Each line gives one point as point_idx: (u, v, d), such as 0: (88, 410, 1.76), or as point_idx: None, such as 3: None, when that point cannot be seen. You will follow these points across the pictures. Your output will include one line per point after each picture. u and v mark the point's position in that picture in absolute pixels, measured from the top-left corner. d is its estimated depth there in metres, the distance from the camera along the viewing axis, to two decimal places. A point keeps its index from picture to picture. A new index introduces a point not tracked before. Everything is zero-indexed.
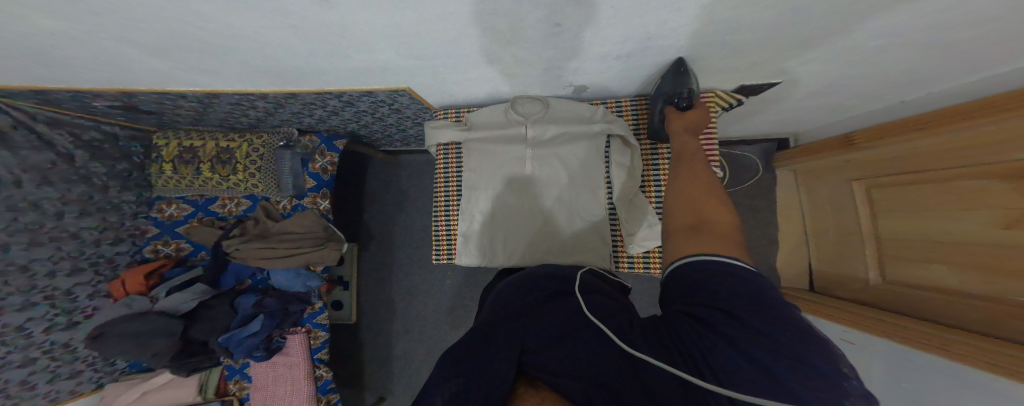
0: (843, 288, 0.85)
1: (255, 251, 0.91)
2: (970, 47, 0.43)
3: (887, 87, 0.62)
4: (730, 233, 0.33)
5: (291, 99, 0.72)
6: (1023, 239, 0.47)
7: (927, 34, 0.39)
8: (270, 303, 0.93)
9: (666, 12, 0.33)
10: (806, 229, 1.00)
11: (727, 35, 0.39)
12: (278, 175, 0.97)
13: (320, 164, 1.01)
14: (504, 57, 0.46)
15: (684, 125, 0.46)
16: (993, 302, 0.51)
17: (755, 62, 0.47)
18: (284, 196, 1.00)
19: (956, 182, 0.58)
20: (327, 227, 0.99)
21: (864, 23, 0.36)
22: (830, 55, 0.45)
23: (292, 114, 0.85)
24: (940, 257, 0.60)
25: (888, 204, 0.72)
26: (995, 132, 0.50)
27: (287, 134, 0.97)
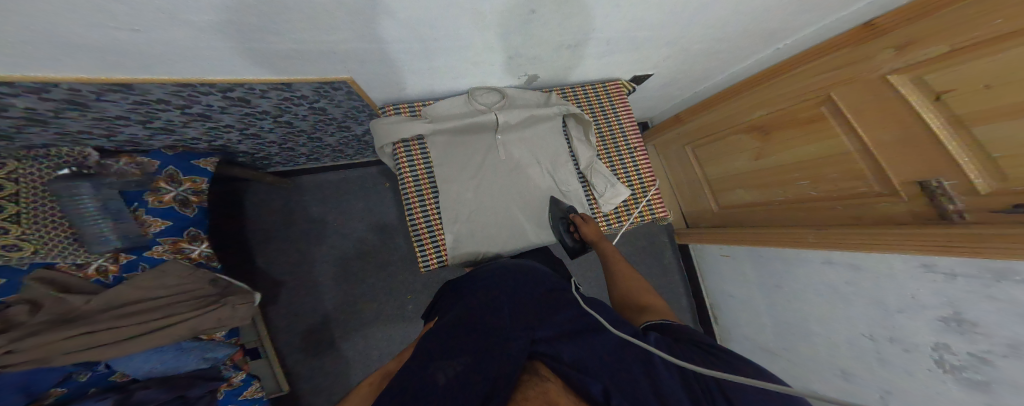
0: (700, 219, 1.26)
1: (62, 346, 0.52)
2: (747, 46, 0.72)
3: (702, 81, 0.96)
4: (666, 311, 0.47)
5: (112, 95, 0.45)
6: (770, 162, 0.83)
7: (727, 38, 0.65)
8: (155, 394, 0.62)
9: (613, 7, 0.42)
10: (666, 185, 1.36)
11: (644, 32, 0.53)
12: (77, 221, 0.59)
13: (175, 196, 0.70)
14: (473, 44, 0.46)
15: (595, 235, 0.68)
16: (765, 202, 0.90)
17: (646, 58, 0.65)
18: (93, 254, 0.60)
19: (727, 140, 0.95)
20: (215, 281, 0.72)
21: (708, 28, 0.57)
22: (684, 53, 0.68)
23: (90, 119, 0.51)
24: (735, 184, 0.99)
25: (702, 159, 1.11)
26: (741, 107, 0.87)
27: (76, 156, 0.59)
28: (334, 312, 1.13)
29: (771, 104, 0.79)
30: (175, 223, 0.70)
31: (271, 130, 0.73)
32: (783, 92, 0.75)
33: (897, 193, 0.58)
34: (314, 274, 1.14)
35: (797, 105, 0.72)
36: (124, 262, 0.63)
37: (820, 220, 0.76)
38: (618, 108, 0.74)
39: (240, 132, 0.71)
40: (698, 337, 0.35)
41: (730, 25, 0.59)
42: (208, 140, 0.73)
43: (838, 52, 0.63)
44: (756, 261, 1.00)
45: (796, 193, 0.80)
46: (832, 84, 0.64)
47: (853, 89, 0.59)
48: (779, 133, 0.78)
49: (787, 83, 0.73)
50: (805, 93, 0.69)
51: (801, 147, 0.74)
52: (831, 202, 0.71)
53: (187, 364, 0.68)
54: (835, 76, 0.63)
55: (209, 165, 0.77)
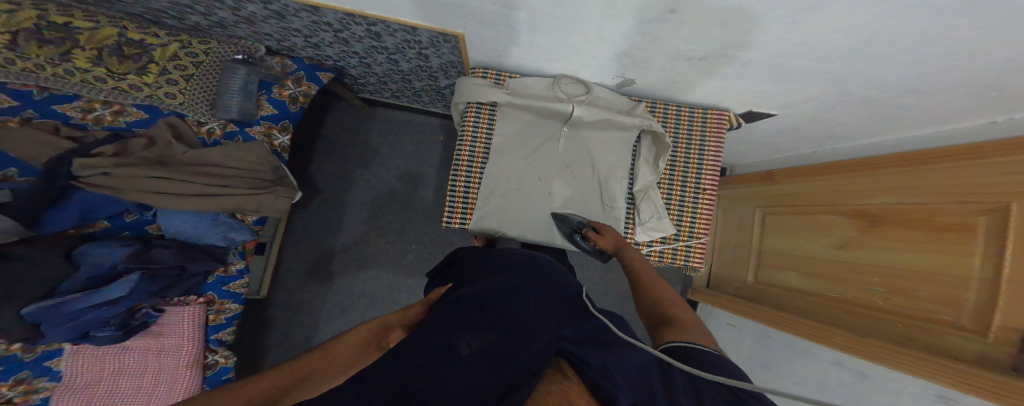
0: (727, 285, 1.16)
1: (143, 183, 0.65)
2: (888, 117, 0.62)
3: (823, 139, 0.84)
4: (699, 329, 0.40)
5: (303, 13, 0.55)
6: (852, 255, 0.73)
7: (864, 101, 0.57)
8: (165, 255, 0.72)
9: (780, 23, 0.37)
10: (713, 239, 1.26)
11: (792, 61, 0.46)
12: (220, 94, 0.73)
13: (291, 93, 0.81)
14: (588, 32, 0.45)
15: (613, 244, 0.64)
16: (816, 294, 0.81)
17: (779, 94, 0.58)
18: (214, 117, 0.73)
19: (818, 216, 0.85)
20: (275, 169, 0.80)
21: (862, 81, 0.49)
22: (825, 102, 0.59)
23: (279, 27, 0.64)
24: (794, 264, 0.89)
25: (770, 226, 1.00)
26: (858, 185, 0.76)
27: (249, 49, 0.75)
28: (352, 234, 1.23)
29: (903, 194, 0.66)
30: (280, 113, 0.82)
31: (381, 64, 0.78)
32: (907, 186, 0.65)
33: (984, 333, 0.48)
34: (350, 196, 1.24)
35: (919, 207, 0.62)
36: (228, 130, 0.76)
37: (862, 331, 0.68)
38: (709, 142, 0.69)
39: (356, 58, 0.75)
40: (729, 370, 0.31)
41: (876, 90, 0.52)
42: (334, 61, 0.80)
43: (959, 161, 0.56)
44: (759, 339, 0.94)
45: (857, 295, 0.71)
46: (966, 195, 0.54)
47: (982, 210, 0.51)
48: (884, 229, 0.68)
49: (917, 177, 0.63)
50: (935, 192, 0.60)
51: (898, 255, 0.64)
52: (896, 317, 0.62)
53: (209, 236, 0.78)
54: (976, 185, 0.53)
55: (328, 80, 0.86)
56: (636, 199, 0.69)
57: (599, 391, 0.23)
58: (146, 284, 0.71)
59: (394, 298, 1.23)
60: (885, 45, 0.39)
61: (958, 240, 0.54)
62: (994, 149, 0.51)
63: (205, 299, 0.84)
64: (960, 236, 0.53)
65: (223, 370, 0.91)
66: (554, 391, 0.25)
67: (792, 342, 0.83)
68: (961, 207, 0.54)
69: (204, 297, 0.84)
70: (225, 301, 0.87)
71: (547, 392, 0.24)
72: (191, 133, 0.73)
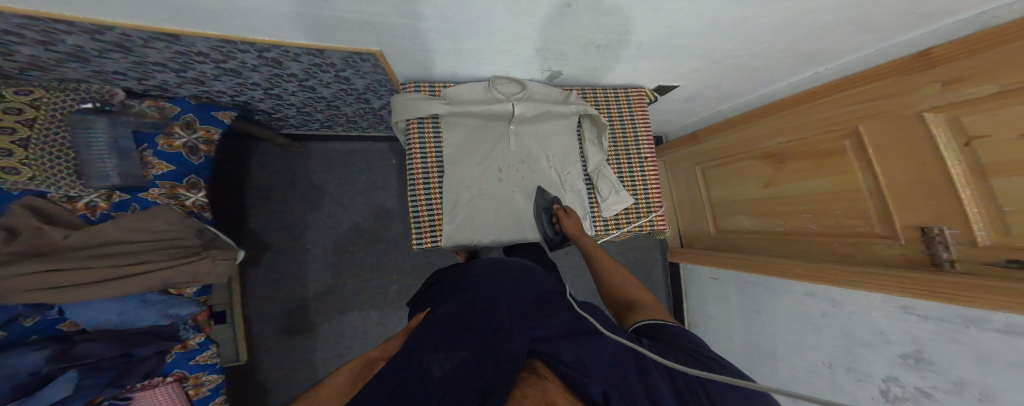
0: (695, 239, 1.26)
1: (33, 281, 0.51)
2: (775, 70, 0.72)
3: (724, 100, 0.95)
4: (655, 306, 0.47)
5: (155, 43, 0.46)
6: (779, 191, 0.82)
7: (757, 59, 0.65)
8: (99, 348, 0.61)
9: (651, 10, 0.41)
10: (669, 202, 1.36)
11: (673, 41, 0.52)
12: (83, 156, 0.60)
13: (184, 143, 0.71)
14: (504, 31, 0.46)
15: (576, 230, 0.68)
16: (764, 230, 0.90)
17: (674, 68, 0.64)
18: (87, 188, 0.61)
19: (741, 162, 0.94)
20: (200, 233, 0.73)
21: (747, 42, 0.56)
22: (714, 68, 0.66)
23: (128, 62, 0.51)
24: (740, 209, 0.98)
25: (711, 179, 1.10)
26: (762, 131, 0.84)
27: (101, 94, 0.61)
28: (319, 281, 1.14)
29: (794, 131, 0.75)
30: (179, 168, 0.71)
31: (293, 93, 0.73)
32: (794, 123, 0.75)
33: (896, 235, 0.57)
34: (305, 241, 1.15)
35: (809, 140, 0.72)
36: (115, 201, 0.64)
37: (808, 253, 0.77)
38: (636, 116, 0.75)
39: (257, 88, 0.68)
40: (687, 339, 0.34)
41: (757, 48, 0.59)
42: (229, 96, 0.72)
43: (840, 93, 0.64)
44: (742, 285, 1.02)
45: (794, 224, 0.80)
46: (844, 121, 0.64)
47: (852, 133, 0.62)
48: (793, 162, 0.77)
49: (804, 113, 0.72)
50: (820, 125, 0.69)
51: (808, 183, 0.73)
52: (829, 238, 0.71)
53: (145, 318, 0.68)
54: (851, 112, 0.62)
55: (229, 119, 0.79)
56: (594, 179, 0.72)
57: (577, 389, 0.24)
58: (90, 378, 0.62)
59: (386, 335, 1.15)
60: (742, 13, 0.45)
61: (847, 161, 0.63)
62: (866, 79, 0.60)
63: (175, 377, 0.73)
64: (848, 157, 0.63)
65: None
66: (533, 391, 0.25)
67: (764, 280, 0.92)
68: (838, 133, 0.65)
69: (172, 376, 0.73)
70: (199, 373, 0.76)
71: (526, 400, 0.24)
72: (65, 213, 0.59)
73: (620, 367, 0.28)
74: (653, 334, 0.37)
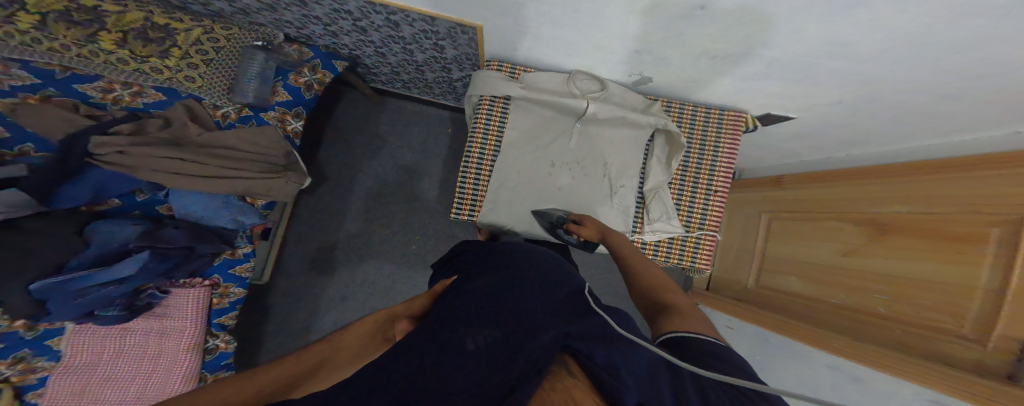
0: (728, 288, 1.17)
1: (154, 163, 0.67)
2: (909, 127, 0.62)
3: (831, 146, 0.84)
4: (693, 314, 0.40)
5: (326, 1, 0.57)
6: (855, 264, 0.73)
7: (886, 110, 0.56)
8: (175, 235, 0.73)
9: (805, 25, 0.38)
10: (718, 243, 1.26)
11: (811, 61, 0.46)
12: (238, 78, 0.78)
13: (306, 81, 0.86)
14: (616, 27, 0.45)
15: (596, 234, 0.64)
16: (818, 299, 0.81)
17: (796, 97, 0.58)
18: (230, 101, 0.77)
19: (828, 224, 0.83)
20: (287, 155, 0.83)
21: (890, 85, 0.48)
22: (842, 106, 0.59)
23: (298, 13, 0.66)
24: (798, 271, 0.89)
25: (777, 231, 1.00)
26: (871, 192, 0.74)
27: (268, 35, 0.79)
28: (359, 222, 1.25)
29: (911, 203, 0.65)
30: (294, 99, 0.85)
31: (392, 53, 0.78)
32: (913, 194, 0.65)
33: (983, 342, 0.48)
34: (358, 184, 1.25)
35: (917, 218, 0.63)
36: (243, 115, 0.80)
37: (861, 335, 0.69)
38: (724, 144, 0.69)
39: (369, 47, 0.77)
40: (719, 349, 0.32)
41: (892, 98, 0.52)
42: (348, 48, 0.82)
43: (973, 172, 0.55)
44: (758, 342, 0.95)
45: (857, 301, 0.71)
46: (969, 206, 0.54)
47: (978, 222, 0.52)
48: (895, 237, 0.66)
49: (925, 186, 0.63)
50: (943, 204, 0.59)
51: (898, 263, 0.64)
52: (892, 322, 0.63)
53: (220, 218, 0.79)
54: (983, 196, 0.52)
55: (342, 68, 0.90)
56: (647, 200, 0.69)
57: (608, 393, 0.23)
58: (154, 262, 0.73)
59: (396, 288, 1.25)
60: (905, 49, 0.39)
61: (954, 249, 0.54)
62: (1010, 160, 0.49)
63: (210, 282, 0.85)
64: (959, 246, 0.54)
65: (222, 355, 0.92)
66: (565, 386, 0.26)
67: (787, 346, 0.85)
68: (960, 220, 0.55)
69: (210, 280, 0.85)
70: (229, 284, 0.88)
71: (553, 393, 0.24)
72: (207, 116, 0.76)
73: (646, 373, 0.27)
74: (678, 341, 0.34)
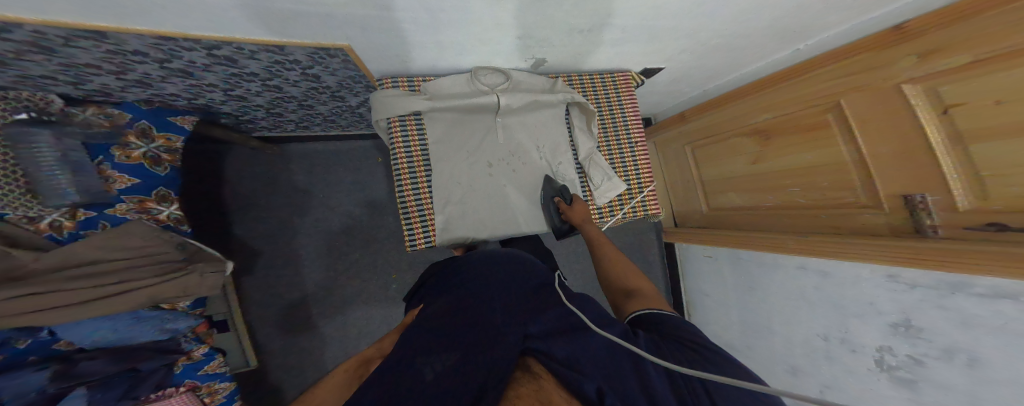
0: (690, 218, 1.29)
1: (7, 307, 0.47)
2: (761, 48, 0.72)
3: (708, 81, 0.95)
4: (654, 296, 0.46)
5: (84, 43, 0.42)
6: (766, 167, 0.85)
7: (741, 38, 0.64)
8: (99, 364, 0.60)
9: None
10: (663, 182, 1.38)
11: (653, 24, 0.50)
12: (32, 172, 0.54)
13: (145, 153, 0.66)
14: (482, 20, 0.44)
15: (582, 216, 0.67)
16: (755, 206, 0.93)
17: (661, 50, 0.63)
18: (45, 208, 0.56)
19: (729, 142, 0.95)
20: (183, 245, 0.70)
21: (725, 26, 0.56)
22: (699, 49, 0.66)
23: (59, 66, 0.46)
24: (731, 186, 1.01)
25: (700, 158, 1.11)
26: (745, 109, 0.86)
27: (37, 103, 0.54)
28: (317, 285, 1.12)
29: (777, 109, 0.77)
30: (143, 181, 0.67)
31: (258, 94, 0.70)
32: (778, 100, 0.76)
33: (881, 205, 0.60)
34: (302, 246, 1.12)
35: (793, 115, 0.74)
36: (85, 218, 0.59)
37: (796, 228, 0.82)
38: (625, 101, 0.73)
39: (215, 88, 0.65)
40: (684, 329, 0.34)
41: (738, 30, 0.59)
42: (186, 97, 0.68)
43: (821, 70, 0.65)
44: (734, 261, 1.05)
45: (782, 200, 0.84)
46: (823, 96, 0.65)
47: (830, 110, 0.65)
48: (778, 138, 0.79)
49: (783, 92, 0.75)
50: (802, 101, 0.71)
51: (795, 156, 0.75)
52: (817, 210, 0.74)
53: (144, 334, 0.65)
54: (828, 88, 0.64)
55: (188, 123, 0.75)
56: (586, 169, 0.71)
57: (571, 384, 0.24)
58: (100, 394, 0.59)
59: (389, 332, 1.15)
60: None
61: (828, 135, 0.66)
62: (848, 54, 0.60)
63: (187, 387, 0.71)
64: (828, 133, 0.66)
65: None
66: (529, 392, 0.24)
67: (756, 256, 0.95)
68: (821, 107, 0.67)
69: (183, 385, 0.70)
70: (212, 383, 0.75)
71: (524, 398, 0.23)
72: (28, 235, 0.54)
73: (615, 360, 0.28)
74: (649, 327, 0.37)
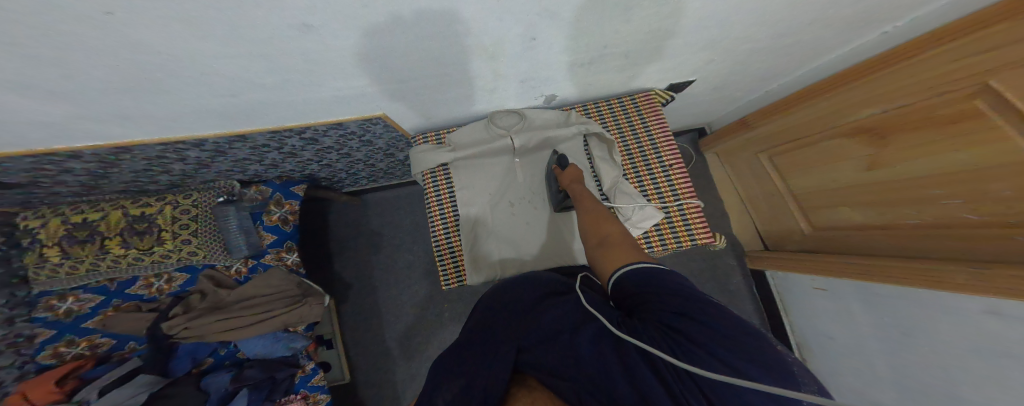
0: (788, 240, 1.02)
1: (215, 326, 0.76)
2: (818, 39, 0.61)
3: (764, 81, 0.82)
4: (625, 241, 0.46)
5: (235, 143, 0.63)
6: (888, 173, 0.66)
7: (784, 35, 0.55)
8: (254, 372, 0.80)
9: (622, 22, 0.41)
10: (739, 200, 1.18)
11: (655, 44, 0.49)
12: (225, 235, 0.83)
13: (279, 216, 0.91)
14: (484, 73, 0.49)
15: (573, 177, 0.60)
16: (892, 225, 0.69)
17: (681, 63, 0.59)
18: (232, 258, 0.84)
19: (823, 144, 0.78)
20: (301, 283, 0.89)
21: (750, 27, 0.50)
22: (729, 55, 0.60)
23: (229, 162, 0.73)
24: (840, 198, 0.79)
25: (785, 166, 0.93)
26: (847, 101, 0.71)
27: (228, 188, 0.86)
28: (382, 314, 1.25)
29: (891, 99, 0.62)
30: (278, 236, 0.91)
31: (335, 161, 0.88)
32: (893, 88, 0.61)
33: None
34: (372, 278, 1.29)
35: (914, 106, 0.58)
36: (251, 265, 0.87)
37: (971, 257, 0.57)
38: (650, 122, 0.68)
39: (313, 163, 0.85)
40: (675, 290, 0.32)
41: (774, 26, 0.52)
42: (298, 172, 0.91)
43: (953, 42, 0.50)
44: (869, 301, 0.76)
45: (931, 213, 0.61)
46: (958, 79, 0.50)
47: (974, 91, 0.48)
48: (897, 136, 0.62)
49: (900, 76, 0.60)
50: (928, 88, 0.55)
51: (934, 157, 0.57)
52: (1005, 228, 0.49)
53: (277, 350, 0.85)
54: (971, 65, 0.48)
55: (302, 191, 0.96)
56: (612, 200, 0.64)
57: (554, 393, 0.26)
58: (253, 394, 0.78)
59: None
60: (715, 7, 0.41)
61: (978, 125, 0.49)
62: (981, 21, 0.47)
63: (302, 395, 0.87)
64: (979, 121, 0.48)
65: None
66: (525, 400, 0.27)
67: (909, 295, 0.67)
68: (958, 94, 0.51)
69: (300, 394, 0.87)
70: (315, 395, 0.89)
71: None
72: (225, 277, 0.83)
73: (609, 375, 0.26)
74: (635, 287, 0.35)
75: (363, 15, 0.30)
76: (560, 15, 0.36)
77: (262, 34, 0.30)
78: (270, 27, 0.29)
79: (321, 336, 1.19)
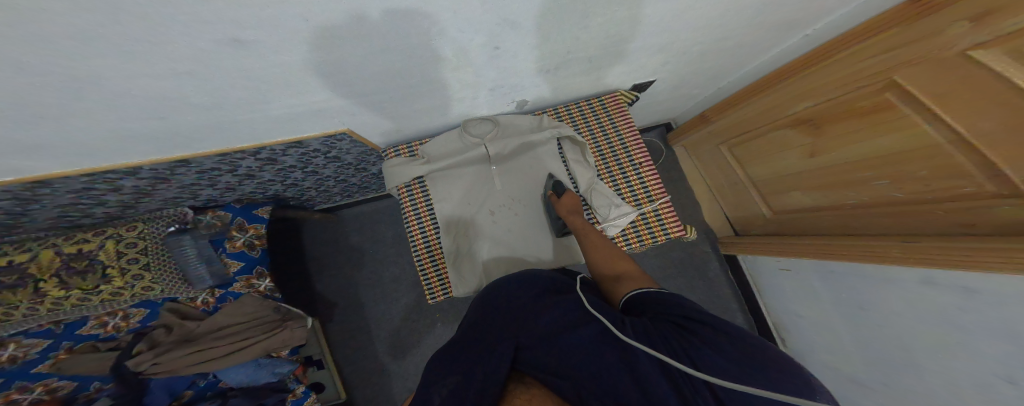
0: (753, 224, 1.09)
1: (189, 359, 0.71)
2: (761, 39, 0.66)
3: (719, 78, 0.87)
4: (638, 275, 0.47)
5: (178, 168, 0.57)
6: (828, 161, 0.71)
7: (731, 35, 0.59)
8: (241, 401, 0.76)
9: (579, 29, 0.42)
10: (709, 189, 1.24)
11: (614, 48, 0.50)
12: (184, 267, 0.77)
13: (243, 241, 0.86)
14: (449, 83, 0.48)
15: (573, 206, 0.60)
16: (837, 205, 0.75)
17: (641, 66, 0.61)
18: (196, 290, 0.78)
19: (771, 135, 0.84)
20: (278, 307, 0.86)
21: (700, 30, 0.53)
22: (685, 56, 0.63)
23: (177, 187, 0.67)
24: (790, 184, 0.85)
25: (743, 156, 0.99)
26: (781, 99, 0.77)
27: (178, 216, 0.78)
28: (367, 334, 1.20)
29: (816, 95, 0.67)
30: (245, 263, 0.86)
31: (302, 179, 0.83)
32: (818, 86, 0.66)
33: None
34: (352, 297, 1.23)
35: (837, 101, 0.63)
36: (219, 295, 0.82)
37: (901, 231, 0.63)
38: (618, 122, 0.70)
39: (277, 183, 0.80)
40: (682, 309, 0.34)
41: (721, 28, 0.55)
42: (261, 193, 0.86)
43: (864, 43, 0.56)
44: (826, 276, 0.82)
45: (870, 196, 0.66)
46: (870, 76, 0.56)
47: (886, 86, 0.54)
48: (828, 128, 0.68)
49: (821, 76, 0.65)
50: (845, 85, 0.61)
51: (862, 145, 0.62)
52: (926, 206, 0.56)
53: (263, 377, 0.81)
54: (880, 63, 0.54)
55: (266, 213, 0.93)
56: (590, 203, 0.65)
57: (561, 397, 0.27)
58: None
59: None
60: (664, 12, 0.43)
61: (893, 116, 0.54)
62: (892, 22, 0.52)
63: None
64: (895, 113, 0.54)
65: None
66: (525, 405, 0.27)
67: (857, 269, 0.73)
68: (871, 89, 0.56)
69: None
70: None
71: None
72: (192, 308, 0.78)
73: (613, 372, 0.27)
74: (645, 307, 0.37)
75: (303, 28, 0.28)
76: (517, 24, 0.36)
77: (192, 50, 0.28)
78: (199, 42, 0.27)
79: (309, 357, 1.10)
